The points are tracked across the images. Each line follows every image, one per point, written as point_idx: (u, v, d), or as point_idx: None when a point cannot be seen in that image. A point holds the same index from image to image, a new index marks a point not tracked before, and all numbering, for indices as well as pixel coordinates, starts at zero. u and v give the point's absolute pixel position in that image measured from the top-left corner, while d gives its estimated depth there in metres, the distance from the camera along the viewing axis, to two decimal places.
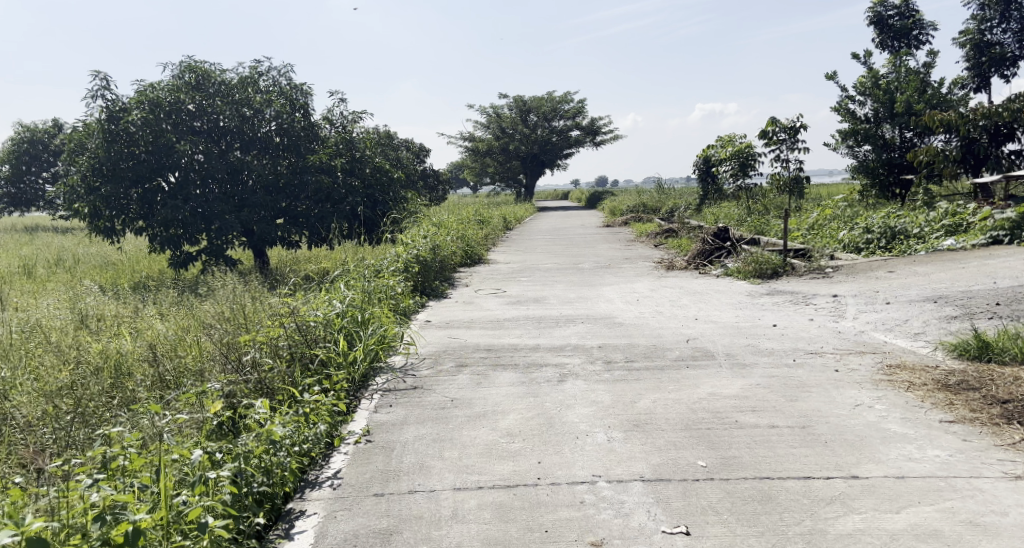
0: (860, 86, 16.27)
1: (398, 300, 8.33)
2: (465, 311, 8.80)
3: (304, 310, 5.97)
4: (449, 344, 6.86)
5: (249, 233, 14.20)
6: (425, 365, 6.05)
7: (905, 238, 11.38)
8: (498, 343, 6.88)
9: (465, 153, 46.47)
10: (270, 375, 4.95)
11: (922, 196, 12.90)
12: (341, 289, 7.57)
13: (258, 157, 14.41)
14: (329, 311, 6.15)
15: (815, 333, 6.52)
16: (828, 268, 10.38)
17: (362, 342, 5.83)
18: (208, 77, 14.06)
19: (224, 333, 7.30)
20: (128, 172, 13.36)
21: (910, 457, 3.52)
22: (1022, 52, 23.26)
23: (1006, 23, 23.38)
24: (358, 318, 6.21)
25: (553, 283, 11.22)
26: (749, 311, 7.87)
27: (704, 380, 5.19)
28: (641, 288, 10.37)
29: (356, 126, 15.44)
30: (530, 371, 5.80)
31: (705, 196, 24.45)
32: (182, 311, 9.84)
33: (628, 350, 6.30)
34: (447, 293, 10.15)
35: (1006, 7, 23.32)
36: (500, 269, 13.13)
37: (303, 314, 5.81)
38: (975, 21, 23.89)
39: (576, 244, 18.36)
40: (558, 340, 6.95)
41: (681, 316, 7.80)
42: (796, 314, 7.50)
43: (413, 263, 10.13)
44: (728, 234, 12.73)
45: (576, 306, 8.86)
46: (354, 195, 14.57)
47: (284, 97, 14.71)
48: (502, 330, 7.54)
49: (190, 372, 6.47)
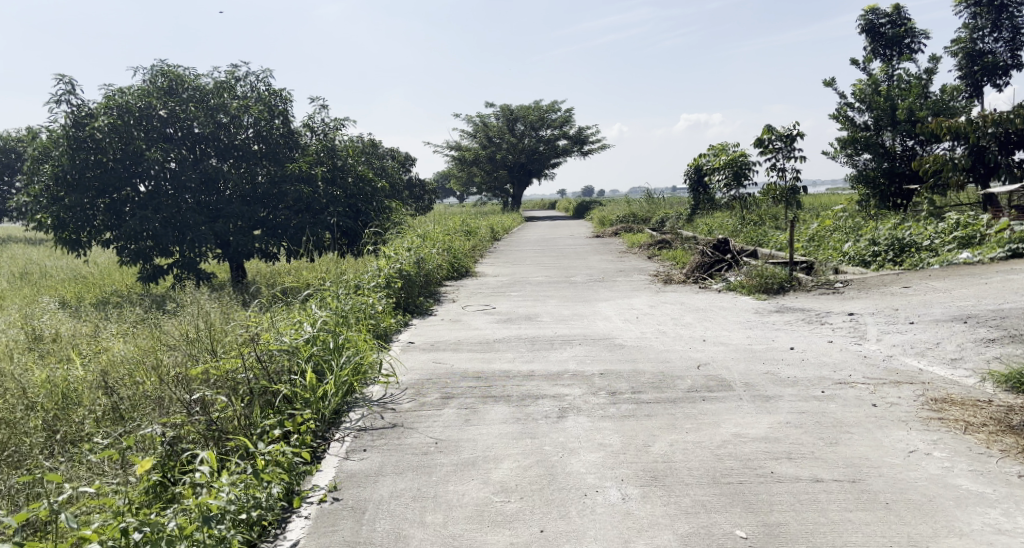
0: (859, 93, 15.79)
1: (378, 322, 7.65)
2: (451, 331, 8.13)
3: (268, 337, 5.29)
4: (434, 371, 6.19)
5: (223, 245, 13.45)
6: (406, 396, 5.39)
7: (915, 250, 10.84)
8: (487, 370, 6.22)
9: (452, 162, 45.83)
10: (225, 416, 4.29)
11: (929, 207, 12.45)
12: (314, 310, 6.86)
13: (234, 166, 13.70)
14: (298, 338, 5.48)
15: (839, 358, 5.92)
16: (837, 283, 9.81)
17: (334, 373, 5.16)
18: (182, 81, 13.35)
19: (185, 359, 6.56)
20: (94, 182, 12.64)
21: (999, 528, 2.94)
22: (1014, 60, 22.91)
23: (999, 32, 22.90)
24: (331, 343, 5.55)
25: (545, 298, 10.57)
26: (760, 332, 7.26)
27: (725, 417, 4.56)
28: (639, 303, 9.74)
29: (339, 134, 14.75)
30: (524, 404, 5.14)
31: (697, 206, 23.97)
32: (145, 330, 9.12)
33: (633, 378, 5.67)
34: (432, 310, 9.47)
35: (998, 15, 22.72)
36: (489, 282, 12.48)
37: (267, 342, 5.12)
38: (966, 29, 23.29)
39: (567, 255, 17.75)
40: (554, 365, 6.31)
41: (686, 338, 7.18)
42: (813, 335, 6.90)
43: (396, 278, 9.44)
44: (729, 246, 12.16)
45: (571, 325, 8.22)
46: (335, 205, 13.83)
47: (263, 104, 13.96)
48: (492, 354, 6.87)
49: (142, 404, 5.74)
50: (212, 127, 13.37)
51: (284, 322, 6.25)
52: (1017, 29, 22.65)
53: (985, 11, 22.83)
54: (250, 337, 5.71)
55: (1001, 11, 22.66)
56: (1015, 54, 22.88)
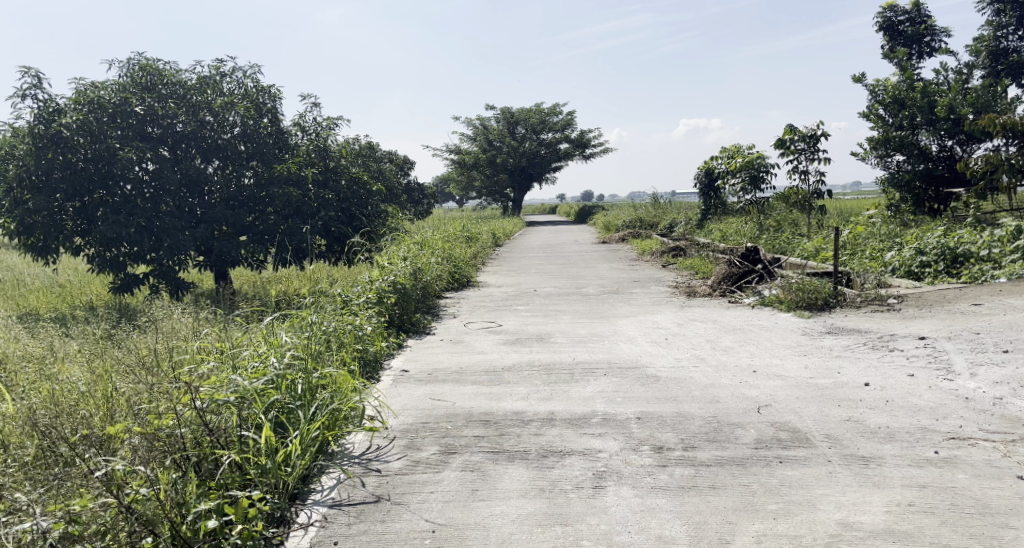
0: (893, 90, 15.12)
1: (367, 346, 6.48)
2: (452, 355, 6.96)
3: (219, 381, 4.11)
4: (431, 413, 5.03)
5: (205, 252, 12.21)
6: (394, 452, 4.24)
7: (970, 261, 9.99)
8: (496, 411, 5.07)
9: (450, 165, 44.67)
10: (144, 498, 3.14)
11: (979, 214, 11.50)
12: (290, 336, 5.62)
13: (218, 168, 12.51)
14: (258, 377, 4.27)
15: (934, 399, 4.74)
16: (890, 297, 8.72)
17: (301, 423, 3.97)
18: (161, 75, 12.11)
19: (131, 399, 5.33)
20: (62, 184, 11.39)
21: None
22: None
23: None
24: (303, 383, 4.35)
25: (556, 313, 9.41)
26: (819, 362, 6.13)
27: (820, 491, 3.42)
28: (664, 322, 8.59)
29: (332, 134, 13.53)
30: (548, 465, 3.99)
31: (707, 212, 22.91)
32: (103, 351, 7.92)
33: (681, 427, 4.51)
34: (429, 329, 8.29)
35: None
36: (493, 294, 11.33)
37: (215, 390, 3.94)
38: (990, 27, 22.02)
39: (574, 263, 16.63)
40: (578, 406, 5.15)
41: (733, 370, 6.03)
42: (887, 365, 5.79)
43: (389, 292, 8.25)
44: (758, 255, 11.07)
45: (591, 349, 7.07)
46: (327, 209, 12.55)
47: (249, 101, 12.78)
48: (502, 388, 5.72)
49: (58, 440, 4.48)
50: (195, 125, 12.14)
51: (250, 350, 5.00)
52: None
53: (1010, 7, 21.57)
54: (200, 378, 4.46)
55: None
56: None
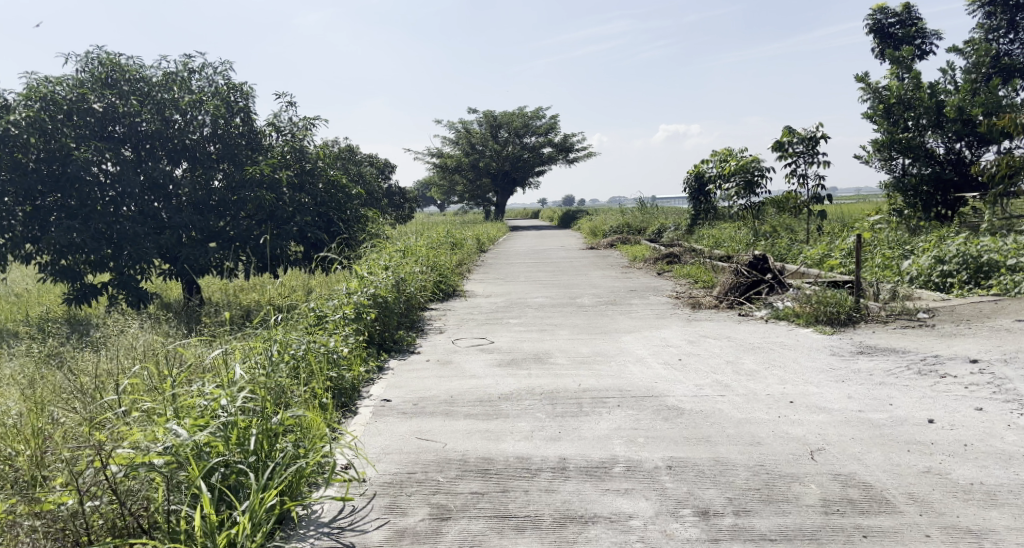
0: (899, 90, 14.86)
1: (342, 372, 5.54)
2: (439, 380, 6.08)
3: (151, 440, 3.18)
4: (417, 461, 4.16)
5: (171, 260, 11.07)
6: (372, 518, 3.37)
7: (996, 271, 9.46)
8: (496, 456, 4.21)
9: (432, 169, 43.83)
10: None
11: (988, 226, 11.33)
12: (250, 366, 4.65)
13: (187, 170, 11.32)
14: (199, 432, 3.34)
15: (1022, 444, 4.00)
16: (918, 313, 8.10)
17: (252, 490, 3.07)
18: (123, 71, 10.88)
19: (49, 443, 4.26)
20: (10, 187, 10.21)
21: None
22: None
23: (1015, 33, 20.79)
24: (259, 432, 3.42)
25: (552, 328, 8.56)
26: (863, 390, 5.39)
27: None
28: (673, 338, 7.77)
29: (309, 135, 12.55)
30: (570, 540, 3.17)
31: (696, 217, 22.25)
32: (40, 372, 6.87)
33: (725, 482, 3.70)
34: (413, 348, 7.38)
35: (1015, 14, 20.62)
36: (483, 305, 10.44)
37: (142, 459, 3.04)
38: (980, 30, 21.02)
39: (564, 270, 15.79)
40: (593, 448, 4.30)
41: (766, 400, 5.23)
42: (946, 396, 5.06)
43: (369, 307, 7.32)
44: (768, 264, 10.33)
45: (597, 372, 6.23)
46: (303, 214, 11.60)
47: (219, 98, 11.71)
48: (500, 423, 4.85)
49: None
50: (160, 124, 10.97)
51: (198, 383, 4.06)
52: None
53: (1000, 10, 20.69)
54: (127, 431, 3.52)
55: (1017, 10, 20.54)
56: None
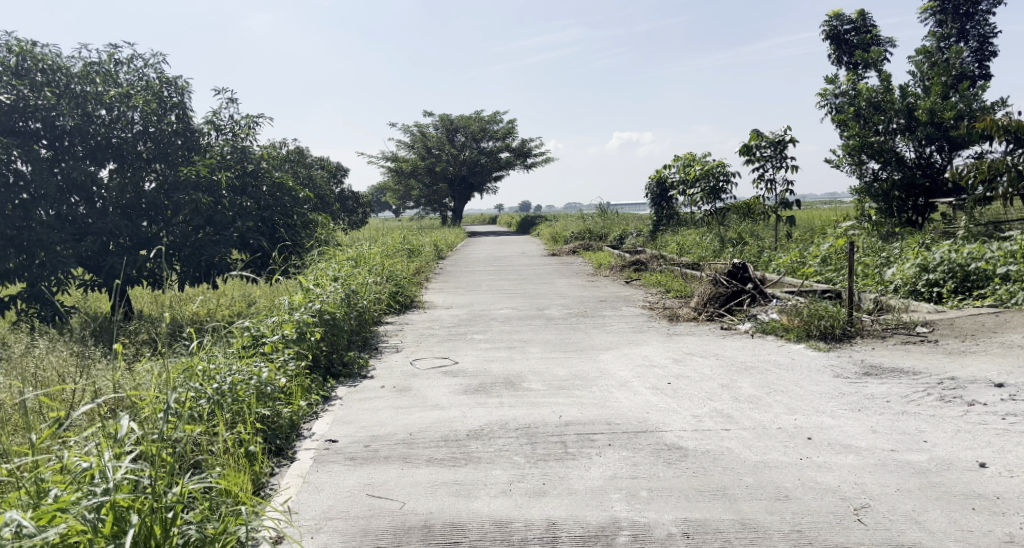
0: (870, 92, 14.42)
1: (277, 408, 4.66)
2: (395, 413, 5.18)
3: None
4: (367, 531, 3.29)
5: (94, 269, 9.91)
6: None
7: (985, 280, 8.94)
8: (468, 522, 3.37)
9: (387, 173, 42.66)
10: None
11: (970, 230, 10.83)
12: (155, 409, 3.75)
13: (113, 171, 10.21)
14: (57, 521, 2.51)
15: None
16: (916, 327, 7.48)
17: None
18: (37, 59, 9.68)
19: None
20: None
21: None
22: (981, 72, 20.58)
23: (965, 41, 20.65)
24: (147, 515, 2.60)
25: (521, 345, 7.72)
26: (888, 422, 4.68)
27: None
28: (656, 356, 7.00)
29: (251, 135, 11.53)
30: None
31: (659, 223, 21.65)
32: None
33: None
34: (365, 372, 6.46)
35: (964, 23, 20.47)
36: (443, 319, 9.55)
37: None
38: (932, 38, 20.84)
39: (527, 278, 14.98)
40: (588, 507, 3.49)
41: (780, 436, 4.48)
42: (986, 430, 4.38)
43: (314, 325, 6.38)
44: (747, 273, 9.66)
45: (578, 402, 5.40)
46: (244, 219, 10.59)
47: (150, 93, 10.64)
48: (471, 471, 4.01)
49: None
50: (81, 119, 9.85)
51: (75, 439, 3.20)
52: (984, 38, 20.46)
53: (949, 18, 20.51)
54: None
55: (967, 19, 20.43)
56: (982, 65, 20.53)
